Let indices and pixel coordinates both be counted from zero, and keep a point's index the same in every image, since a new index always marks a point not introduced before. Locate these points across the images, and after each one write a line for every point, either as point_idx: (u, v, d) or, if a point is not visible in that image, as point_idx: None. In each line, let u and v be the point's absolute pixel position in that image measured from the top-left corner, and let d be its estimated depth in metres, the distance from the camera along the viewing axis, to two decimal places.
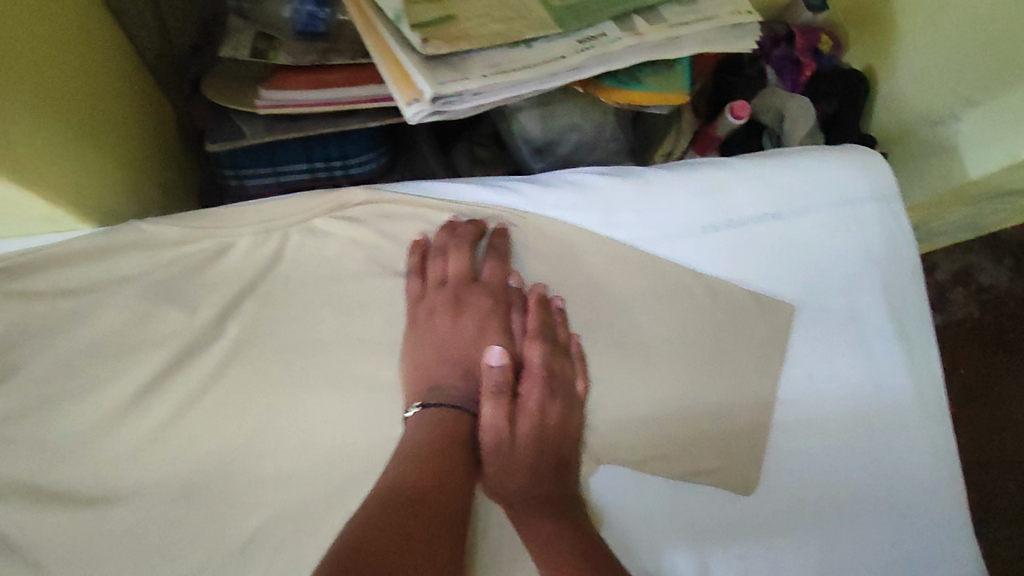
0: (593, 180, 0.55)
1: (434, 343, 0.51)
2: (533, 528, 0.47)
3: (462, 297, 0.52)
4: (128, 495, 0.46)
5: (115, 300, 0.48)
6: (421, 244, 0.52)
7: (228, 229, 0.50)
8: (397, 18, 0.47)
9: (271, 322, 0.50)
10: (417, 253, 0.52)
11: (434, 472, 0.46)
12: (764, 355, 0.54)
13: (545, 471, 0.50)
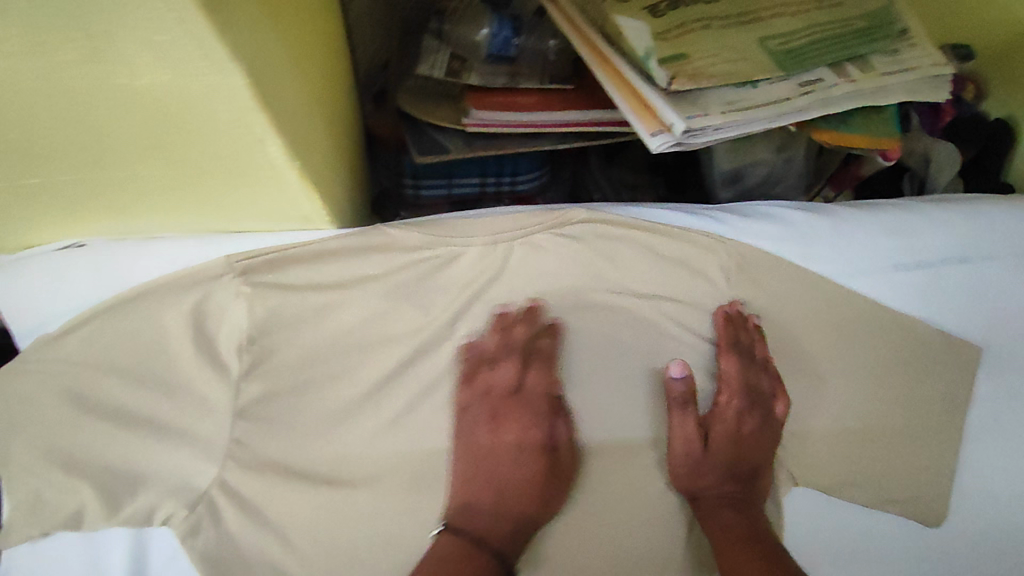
0: (792, 215, 0.58)
1: (535, 399, 0.55)
2: (717, 518, 0.53)
3: (515, 354, 0.54)
4: (369, 477, 0.53)
5: (361, 300, 0.53)
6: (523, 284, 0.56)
7: (460, 239, 0.54)
8: (646, 55, 0.51)
9: (493, 332, 0.55)
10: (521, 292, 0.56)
11: (484, 515, 0.51)
12: (943, 392, 0.58)
13: (732, 473, 0.55)
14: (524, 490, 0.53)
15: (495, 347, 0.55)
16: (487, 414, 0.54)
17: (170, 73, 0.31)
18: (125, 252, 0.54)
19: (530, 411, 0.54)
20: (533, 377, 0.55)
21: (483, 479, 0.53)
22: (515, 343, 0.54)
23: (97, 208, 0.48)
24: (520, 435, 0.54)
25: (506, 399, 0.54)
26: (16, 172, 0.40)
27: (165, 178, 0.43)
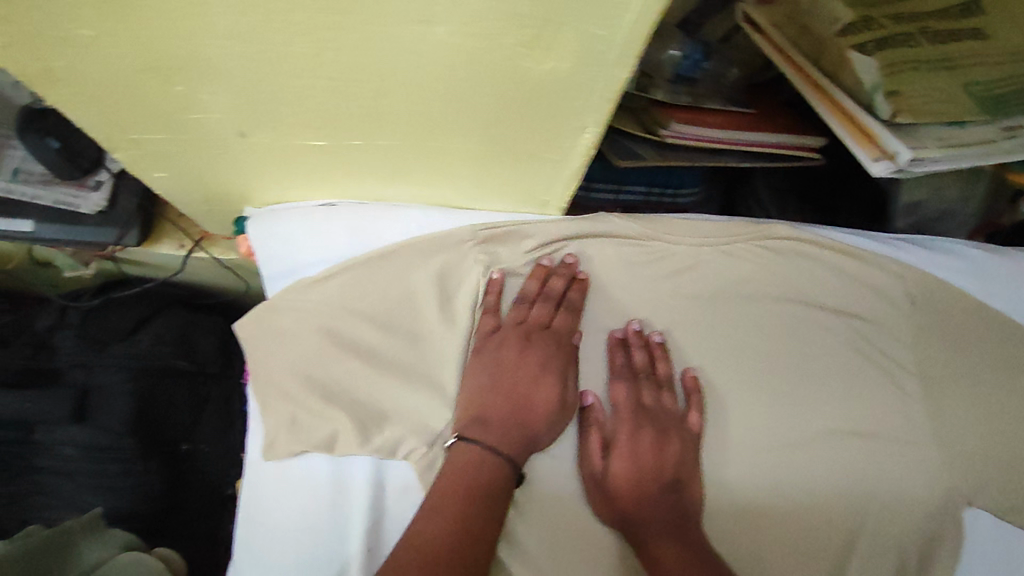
0: (970, 252, 0.63)
1: (559, 338, 0.56)
2: (656, 545, 0.49)
3: (549, 299, 0.57)
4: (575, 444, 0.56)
5: (581, 281, 0.58)
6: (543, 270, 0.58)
7: (672, 238, 0.60)
8: (873, 88, 0.56)
9: (698, 326, 0.59)
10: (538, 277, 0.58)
11: (500, 429, 0.52)
12: None
13: (651, 490, 0.52)
14: (512, 416, 0.53)
15: (536, 291, 0.58)
16: (541, 356, 0.55)
17: (563, 61, 0.37)
18: (370, 216, 0.60)
19: (551, 347, 0.56)
20: (562, 319, 0.57)
21: (506, 404, 0.53)
22: (553, 292, 0.57)
23: (377, 175, 0.55)
24: (535, 370, 0.54)
25: (536, 333, 0.56)
26: (346, 135, 0.48)
27: (467, 159, 0.51)
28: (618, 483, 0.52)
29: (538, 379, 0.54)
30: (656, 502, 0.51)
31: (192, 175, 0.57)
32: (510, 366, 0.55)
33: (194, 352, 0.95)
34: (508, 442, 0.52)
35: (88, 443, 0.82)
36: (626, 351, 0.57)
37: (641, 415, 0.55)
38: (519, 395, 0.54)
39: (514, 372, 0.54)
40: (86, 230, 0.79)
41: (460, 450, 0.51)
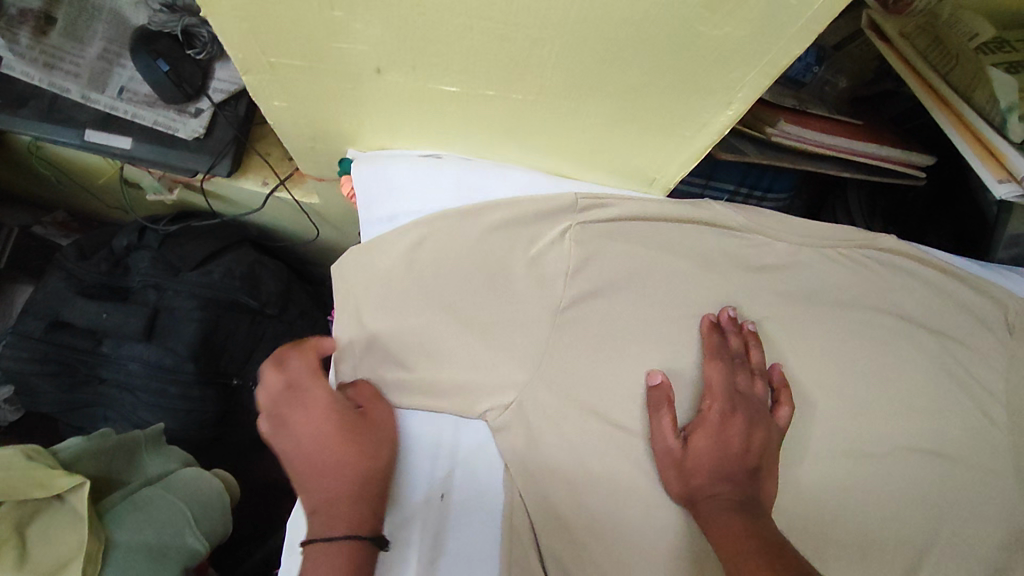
0: None
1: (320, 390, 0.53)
2: (721, 528, 0.48)
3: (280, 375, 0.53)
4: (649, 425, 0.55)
5: (678, 264, 0.58)
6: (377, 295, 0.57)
7: (775, 233, 0.59)
8: (1009, 108, 0.55)
9: (792, 326, 0.57)
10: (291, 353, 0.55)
11: (333, 513, 0.50)
12: None
13: (736, 475, 0.52)
14: (353, 481, 0.51)
15: (276, 387, 0.53)
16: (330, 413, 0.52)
17: (749, 20, 0.36)
18: (476, 172, 0.60)
19: (295, 393, 0.53)
20: (295, 368, 0.54)
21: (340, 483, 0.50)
22: (300, 378, 0.53)
23: (493, 130, 0.55)
24: (329, 422, 0.52)
25: (282, 405, 0.53)
26: (482, 84, 0.48)
27: (593, 123, 0.50)
28: (692, 459, 0.52)
29: (298, 425, 0.52)
30: (730, 487, 0.51)
31: (310, 109, 0.58)
32: (311, 442, 0.51)
33: (259, 290, 0.95)
34: (368, 515, 0.50)
35: (154, 362, 0.83)
36: (722, 335, 0.56)
37: (733, 399, 0.54)
38: (319, 461, 0.51)
39: (317, 451, 0.51)
40: (179, 153, 0.80)
41: (325, 553, 0.48)
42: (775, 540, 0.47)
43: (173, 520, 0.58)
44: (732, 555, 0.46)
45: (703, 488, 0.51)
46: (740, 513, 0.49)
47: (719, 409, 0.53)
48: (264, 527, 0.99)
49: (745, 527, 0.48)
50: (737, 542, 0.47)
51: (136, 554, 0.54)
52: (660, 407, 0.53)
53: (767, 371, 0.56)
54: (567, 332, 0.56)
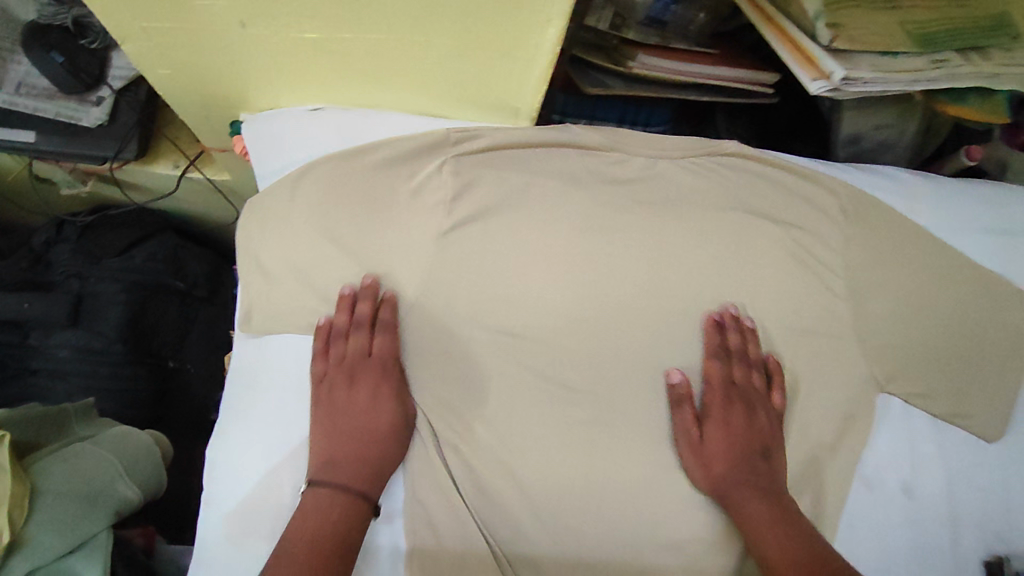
0: (903, 176, 0.70)
1: (383, 368, 0.58)
2: (767, 535, 0.55)
3: (361, 328, 0.58)
4: (532, 327, 0.61)
5: (546, 184, 0.64)
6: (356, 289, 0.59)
7: (630, 148, 0.66)
8: (816, 17, 0.62)
9: (652, 228, 0.64)
10: (343, 306, 0.59)
11: (346, 467, 0.55)
12: (1016, 340, 0.67)
13: (741, 463, 0.58)
14: (363, 457, 0.56)
15: (346, 323, 0.59)
16: (370, 389, 0.57)
17: None
18: (358, 117, 0.66)
19: (375, 376, 0.58)
20: (382, 343, 0.58)
21: (356, 445, 0.56)
22: (362, 318, 0.58)
23: (364, 74, 0.61)
24: (370, 403, 0.57)
25: (360, 367, 0.58)
26: (337, 28, 0.54)
27: (444, 55, 0.56)
28: (726, 459, 0.58)
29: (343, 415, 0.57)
30: (750, 476, 0.58)
31: (193, 73, 0.62)
32: (343, 407, 0.57)
33: (183, 273, 0.98)
34: (362, 479, 0.55)
35: (83, 347, 0.86)
36: (719, 338, 0.62)
37: (730, 391, 0.60)
38: (337, 431, 0.57)
39: (340, 414, 0.57)
40: (84, 142, 0.83)
41: (315, 498, 0.53)
42: (787, 508, 0.56)
43: (100, 471, 0.62)
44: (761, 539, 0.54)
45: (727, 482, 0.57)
46: (766, 500, 0.56)
47: (719, 400, 0.60)
48: (183, 515, 0.94)
49: (772, 512, 0.56)
50: (769, 531, 0.55)
51: (66, 498, 0.58)
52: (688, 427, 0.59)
53: (633, 270, 0.63)
54: (452, 253, 0.61)
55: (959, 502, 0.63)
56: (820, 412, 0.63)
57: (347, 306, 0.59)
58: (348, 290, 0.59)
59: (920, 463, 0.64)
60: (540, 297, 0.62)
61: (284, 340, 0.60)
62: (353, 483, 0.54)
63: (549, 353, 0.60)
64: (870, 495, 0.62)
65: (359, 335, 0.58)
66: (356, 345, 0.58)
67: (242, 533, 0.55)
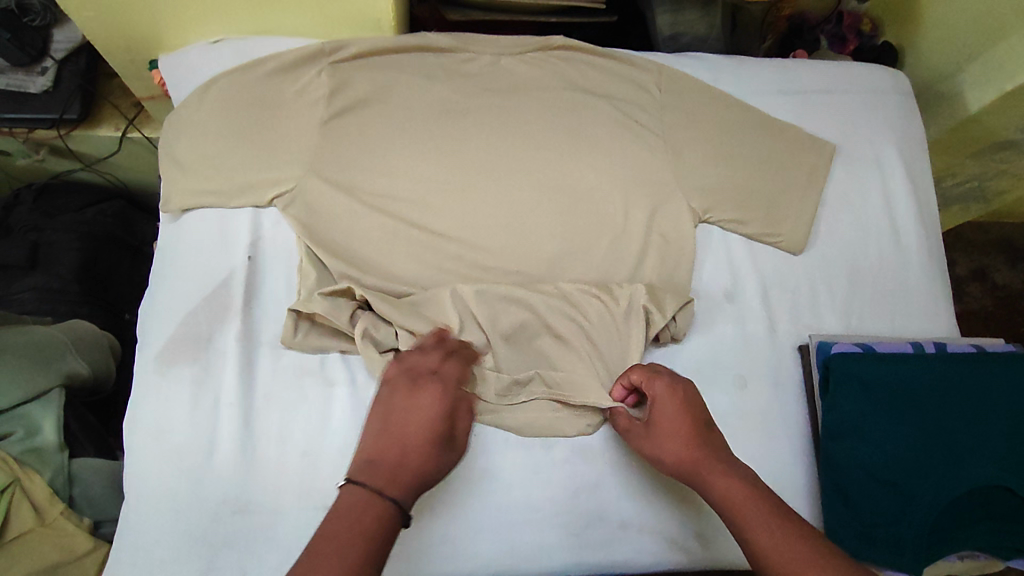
0: (708, 57, 0.87)
1: (449, 381, 0.60)
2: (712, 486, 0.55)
3: (431, 357, 0.62)
4: (406, 191, 0.75)
5: (409, 79, 0.78)
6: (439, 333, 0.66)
7: (478, 49, 0.80)
8: None
9: (502, 109, 0.78)
10: (439, 351, 0.63)
11: (387, 468, 0.52)
12: (812, 173, 0.81)
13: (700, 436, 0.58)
14: (415, 461, 0.53)
15: (434, 363, 0.61)
16: (435, 391, 0.58)
17: None
18: (252, 43, 0.80)
19: (444, 388, 0.58)
20: (449, 366, 0.62)
21: (402, 447, 0.54)
22: (436, 357, 0.62)
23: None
24: (427, 405, 0.56)
25: (424, 374, 0.59)
26: None
27: None
28: (680, 424, 0.59)
29: (406, 428, 0.55)
30: (709, 453, 0.57)
31: (107, 11, 0.75)
32: (399, 406, 0.56)
33: (133, 231, 1.10)
34: (402, 481, 0.52)
35: (44, 287, 0.95)
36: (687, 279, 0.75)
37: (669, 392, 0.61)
38: (382, 424, 0.55)
39: (398, 415, 0.56)
40: (32, 107, 0.95)
41: (346, 493, 0.50)
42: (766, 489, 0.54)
43: (53, 346, 0.74)
44: (728, 510, 0.53)
45: (699, 456, 0.57)
46: (733, 474, 0.55)
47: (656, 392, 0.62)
48: None
49: (723, 477, 0.55)
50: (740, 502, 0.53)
51: (22, 363, 0.69)
52: (659, 405, 0.61)
53: (489, 142, 0.77)
54: (332, 138, 0.74)
55: (773, 302, 0.77)
56: (653, 242, 0.76)
57: (423, 347, 0.64)
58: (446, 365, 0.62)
59: (739, 276, 0.78)
60: (409, 167, 0.75)
61: (195, 216, 0.73)
62: (392, 488, 0.51)
63: (424, 210, 0.74)
64: (697, 302, 0.76)
65: (443, 364, 0.62)
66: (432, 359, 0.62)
67: (166, 365, 0.67)
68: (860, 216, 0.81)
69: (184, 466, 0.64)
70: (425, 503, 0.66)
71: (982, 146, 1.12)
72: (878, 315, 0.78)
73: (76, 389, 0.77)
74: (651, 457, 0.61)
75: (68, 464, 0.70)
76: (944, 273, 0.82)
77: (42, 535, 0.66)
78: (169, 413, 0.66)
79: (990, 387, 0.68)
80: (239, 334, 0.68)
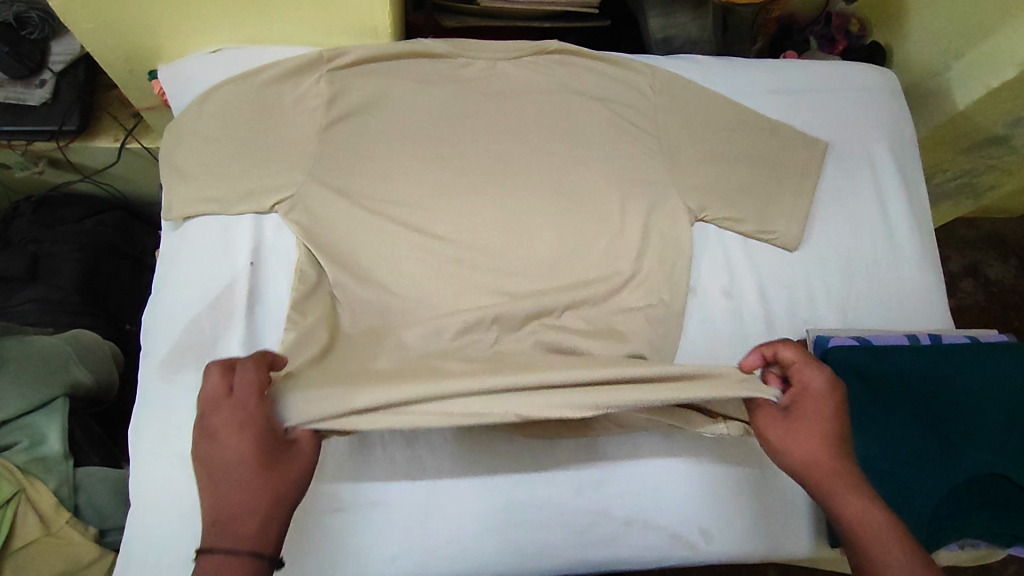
0: (700, 58, 0.89)
1: (246, 410, 0.55)
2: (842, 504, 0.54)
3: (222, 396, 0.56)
4: (405, 195, 0.76)
5: (406, 85, 0.79)
6: (266, 358, 0.59)
7: (473, 54, 0.81)
8: None
9: (498, 112, 0.79)
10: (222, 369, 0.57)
11: (234, 527, 0.52)
12: (805, 170, 0.82)
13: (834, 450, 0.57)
14: (259, 508, 0.52)
15: (219, 391, 0.56)
16: (232, 431, 0.54)
17: None
18: (250, 52, 0.81)
19: (241, 424, 0.54)
20: (245, 380, 0.57)
21: (237, 498, 0.52)
22: (235, 381, 0.56)
23: (247, 8, 0.76)
24: (240, 451, 0.54)
25: (217, 410, 0.55)
26: None
27: None
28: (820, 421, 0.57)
29: (221, 481, 0.53)
30: (846, 467, 0.56)
31: (107, 23, 0.76)
32: (219, 456, 0.53)
33: (133, 242, 1.10)
34: (262, 532, 0.52)
35: (43, 298, 0.95)
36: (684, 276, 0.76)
37: (817, 394, 0.59)
38: (211, 479, 0.53)
39: (223, 464, 0.53)
40: (32, 120, 0.95)
41: (209, 564, 0.50)
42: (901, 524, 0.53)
43: (57, 355, 0.74)
44: (859, 533, 0.53)
45: (836, 461, 0.56)
46: (875, 502, 0.54)
47: (805, 393, 0.59)
48: None
49: (860, 505, 0.54)
50: (872, 532, 0.52)
51: (24, 373, 0.69)
52: (806, 396, 0.59)
53: (487, 146, 0.78)
54: (332, 143, 0.74)
55: (770, 298, 0.78)
56: (651, 241, 0.77)
57: (230, 369, 0.58)
58: (238, 386, 0.56)
59: (736, 272, 0.79)
60: (408, 172, 0.76)
61: (196, 224, 0.73)
62: (244, 544, 0.51)
63: (423, 214, 0.75)
64: (695, 299, 0.77)
65: (233, 393, 0.56)
66: (250, 376, 0.57)
67: (171, 371, 0.67)
68: (854, 212, 0.83)
69: (190, 472, 0.64)
70: (452, 510, 0.67)
71: (972, 141, 1.14)
72: (874, 308, 0.79)
73: (81, 397, 0.76)
74: (775, 444, 0.58)
75: (73, 472, 0.70)
76: (938, 266, 0.83)
77: (48, 544, 0.66)
78: (173, 419, 0.66)
79: (983, 377, 0.69)
80: (243, 339, 0.69)
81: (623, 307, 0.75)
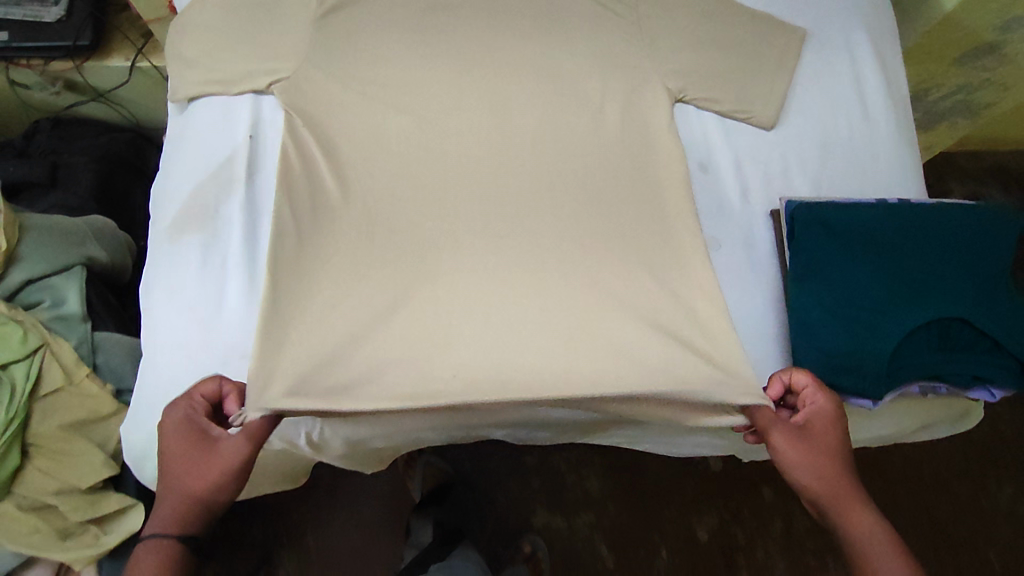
0: None
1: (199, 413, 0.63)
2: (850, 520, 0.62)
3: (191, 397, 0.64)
4: (395, 81, 0.79)
5: None
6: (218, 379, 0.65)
7: None
8: None
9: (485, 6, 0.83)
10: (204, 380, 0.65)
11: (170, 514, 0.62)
12: (783, 53, 0.85)
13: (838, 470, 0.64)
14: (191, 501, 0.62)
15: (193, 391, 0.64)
16: (187, 420, 0.63)
17: None
18: None
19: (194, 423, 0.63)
20: (202, 388, 0.64)
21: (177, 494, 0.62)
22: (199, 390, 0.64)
23: None
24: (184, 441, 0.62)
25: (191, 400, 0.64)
26: None
27: None
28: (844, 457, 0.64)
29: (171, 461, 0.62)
30: (847, 490, 0.63)
31: None
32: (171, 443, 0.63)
33: (145, 160, 1.16)
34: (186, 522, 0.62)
35: (62, 204, 1.01)
36: (664, 150, 0.79)
37: (823, 421, 0.65)
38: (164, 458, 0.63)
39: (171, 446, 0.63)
40: (49, 36, 1.01)
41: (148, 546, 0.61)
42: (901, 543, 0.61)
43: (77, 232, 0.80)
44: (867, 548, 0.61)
45: (836, 481, 0.63)
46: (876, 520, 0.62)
47: (818, 416, 0.65)
48: None
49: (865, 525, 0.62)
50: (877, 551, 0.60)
51: (46, 241, 0.76)
52: (817, 419, 0.65)
53: (473, 36, 0.82)
54: (324, 30, 0.78)
55: (746, 173, 0.81)
56: (630, 123, 0.80)
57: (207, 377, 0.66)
58: (203, 389, 0.64)
59: (712, 149, 0.82)
60: (397, 60, 0.80)
61: (200, 105, 0.79)
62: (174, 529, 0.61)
63: (413, 98, 0.79)
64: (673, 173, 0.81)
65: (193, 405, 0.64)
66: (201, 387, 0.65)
67: (178, 232, 0.73)
68: (830, 94, 0.85)
69: (194, 320, 0.69)
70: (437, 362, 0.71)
71: (963, 49, 1.15)
72: (848, 181, 0.82)
73: (99, 275, 0.83)
74: (783, 460, 0.65)
75: (91, 334, 0.77)
76: (914, 146, 0.86)
77: (70, 393, 0.73)
78: (180, 273, 0.71)
79: (946, 228, 0.72)
80: (243, 203, 0.74)
81: (603, 183, 0.78)
